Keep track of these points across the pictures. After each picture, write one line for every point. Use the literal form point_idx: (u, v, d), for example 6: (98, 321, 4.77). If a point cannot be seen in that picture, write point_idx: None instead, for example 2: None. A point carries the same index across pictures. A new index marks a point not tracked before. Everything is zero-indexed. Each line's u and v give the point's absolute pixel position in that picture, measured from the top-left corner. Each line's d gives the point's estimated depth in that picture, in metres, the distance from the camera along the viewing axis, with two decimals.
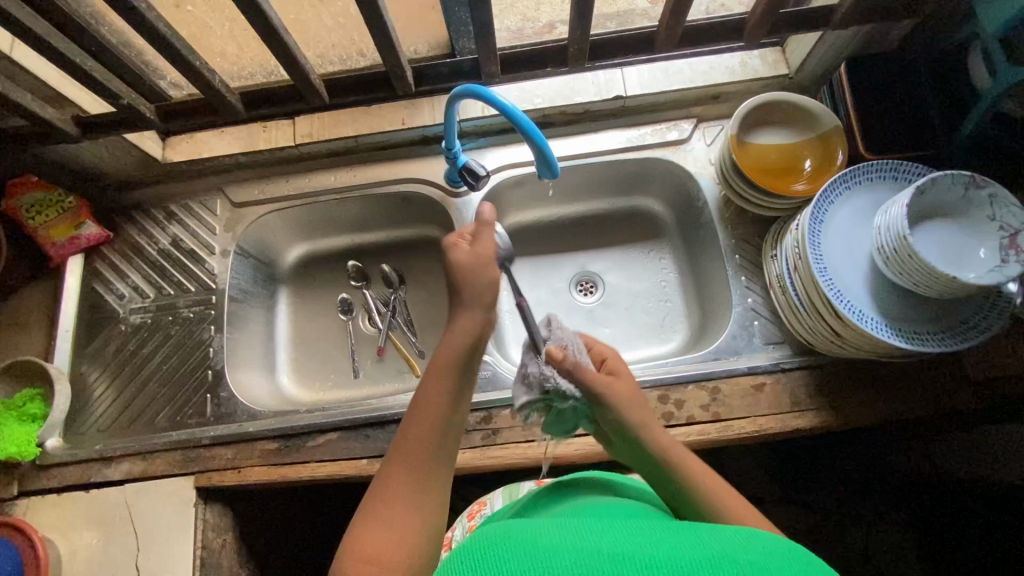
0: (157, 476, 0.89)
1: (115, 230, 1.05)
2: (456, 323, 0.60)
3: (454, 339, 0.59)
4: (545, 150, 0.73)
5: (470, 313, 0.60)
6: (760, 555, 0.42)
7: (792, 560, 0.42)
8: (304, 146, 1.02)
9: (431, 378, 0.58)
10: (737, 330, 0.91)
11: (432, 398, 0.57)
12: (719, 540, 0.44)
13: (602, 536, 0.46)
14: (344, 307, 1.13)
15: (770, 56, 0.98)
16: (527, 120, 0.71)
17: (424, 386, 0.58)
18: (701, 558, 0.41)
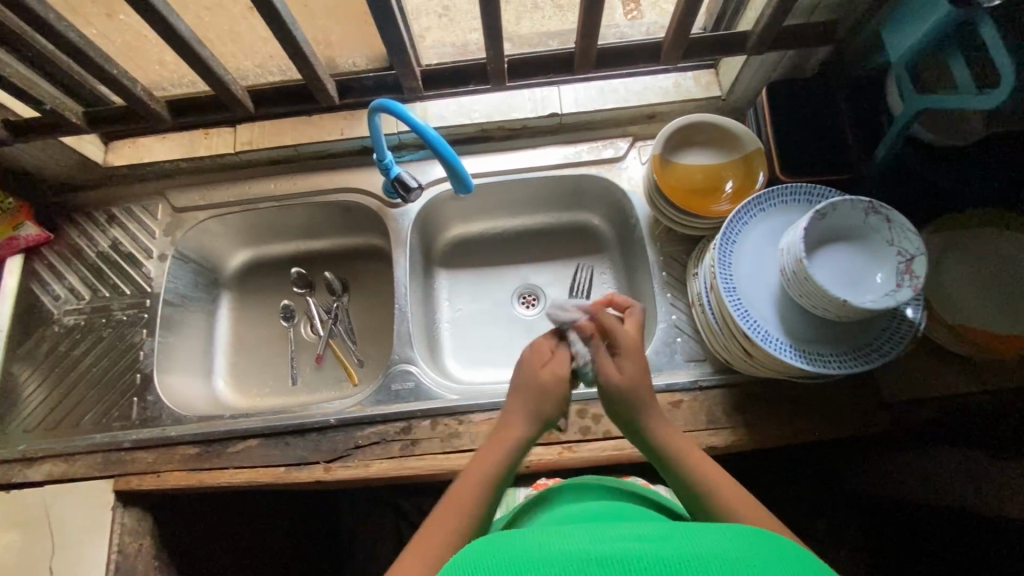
0: (77, 479, 0.89)
1: (55, 231, 1.05)
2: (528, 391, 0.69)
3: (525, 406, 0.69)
4: (457, 167, 0.76)
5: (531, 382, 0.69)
6: (748, 552, 0.42)
7: (779, 554, 0.43)
8: (244, 154, 1.03)
9: (484, 451, 0.66)
10: (661, 346, 0.92)
11: (490, 451, 0.66)
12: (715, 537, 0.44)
13: (596, 535, 0.46)
14: (286, 313, 1.14)
15: (703, 78, 1.00)
16: (437, 137, 0.73)
17: (489, 442, 0.67)
18: (695, 559, 0.41)
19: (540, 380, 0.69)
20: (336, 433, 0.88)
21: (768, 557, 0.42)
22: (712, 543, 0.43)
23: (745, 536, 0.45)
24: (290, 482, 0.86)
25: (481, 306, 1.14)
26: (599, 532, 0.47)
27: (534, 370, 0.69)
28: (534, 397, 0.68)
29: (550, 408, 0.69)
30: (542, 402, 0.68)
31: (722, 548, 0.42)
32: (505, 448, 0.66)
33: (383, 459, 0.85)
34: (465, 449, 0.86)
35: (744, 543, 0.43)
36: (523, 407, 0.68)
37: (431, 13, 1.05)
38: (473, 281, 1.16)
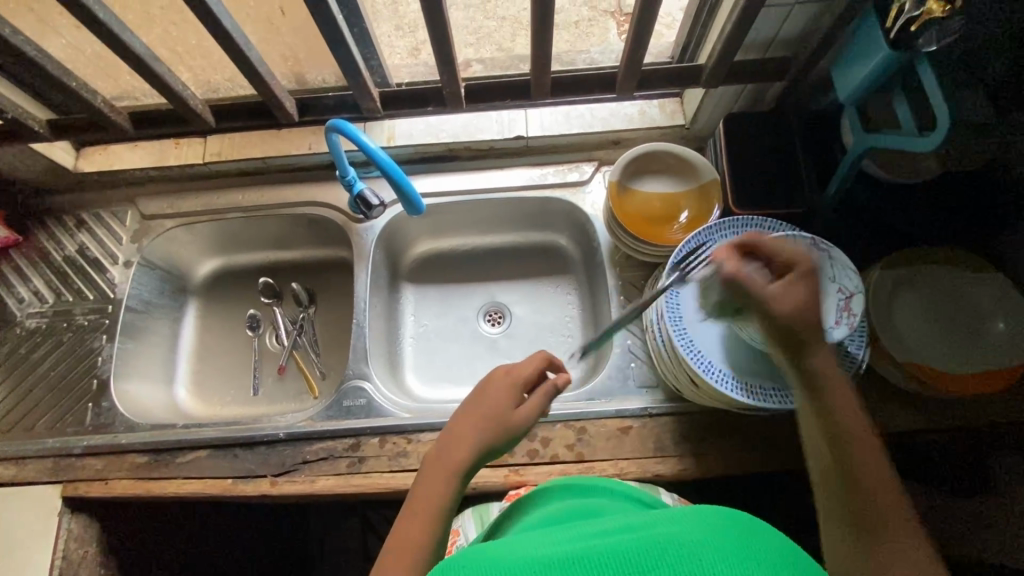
0: (26, 483, 0.90)
1: (25, 234, 1.07)
2: (484, 418, 0.65)
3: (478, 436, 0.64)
4: (407, 191, 0.77)
5: (486, 409, 0.65)
6: (716, 535, 0.41)
7: (740, 536, 0.42)
8: (213, 164, 1.04)
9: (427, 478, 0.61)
10: (614, 371, 0.92)
11: (436, 484, 0.60)
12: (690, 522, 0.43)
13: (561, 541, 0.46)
14: (252, 323, 1.14)
15: (668, 107, 1.01)
16: (387, 160, 0.75)
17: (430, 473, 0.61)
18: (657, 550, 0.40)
19: (503, 417, 0.65)
20: (285, 447, 0.88)
21: (731, 537, 0.41)
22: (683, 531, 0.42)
23: (707, 514, 0.44)
24: (236, 495, 0.86)
25: (446, 322, 1.15)
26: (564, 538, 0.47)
27: (498, 402, 0.66)
28: (493, 431, 0.64)
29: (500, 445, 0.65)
30: (497, 438, 0.64)
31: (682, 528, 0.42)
32: (453, 480, 0.61)
33: (330, 475, 0.86)
34: (412, 468, 0.86)
35: (711, 522, 0.43)
36: (478, 439, 0.63)
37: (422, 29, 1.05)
38: (440, 297, 1.16)
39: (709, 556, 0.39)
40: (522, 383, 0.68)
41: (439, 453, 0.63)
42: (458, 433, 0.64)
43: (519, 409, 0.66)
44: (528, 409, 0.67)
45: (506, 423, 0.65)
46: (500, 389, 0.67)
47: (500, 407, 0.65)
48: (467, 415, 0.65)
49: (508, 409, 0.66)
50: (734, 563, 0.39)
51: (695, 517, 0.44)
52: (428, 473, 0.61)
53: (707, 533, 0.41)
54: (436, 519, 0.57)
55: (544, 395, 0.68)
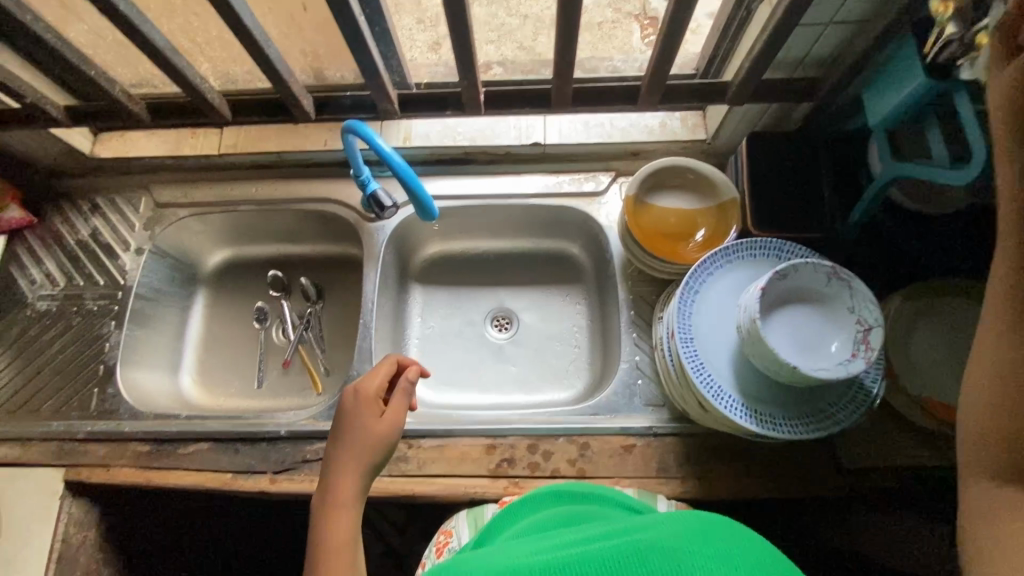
0: (30, 465, 0.90)
1: (41, 215, 1.08)
2: (356, 440, 0.68)
3: (356, 456, 0.67)
4: (421, 197, 0.76)
5: (356, 434, 0.69)
6: (688, 540, 0.47)
7: (713, 537, 0.47)
8: (228, 156, 1.04)
9: (325, 514, 0.64)
10: (620, 388, 0.91)
11: (340, 516, 0.63)
12: (665, 530, 0.49)
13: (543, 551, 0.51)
14: (258, 315, 1.14)
15: (690, 121, 0.99)
16: (403, 165, 0.74)
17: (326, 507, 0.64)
18: (634, 558, 0.46)
19: (372, 432, 0.69)
20: (285, 445, 0.88)
21: (704, 541, 0.47)
22: (658, 537, 0.48)
23: (683, 523, 0.50)
24: (235, 490, 0.86)
25: (452, 326, 1.15)
26: (549, 545, 0.53)
27: (368, 422, 0.69)
28: (372, 448, 0.68)
29: (383, 458, 0.69)
30: (378, 452, 0.69)
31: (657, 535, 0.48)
32: (352, 501, 0.65)
33: None
34: (412, 474, 0.85)
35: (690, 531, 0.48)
36: (357, 465, 0.67)
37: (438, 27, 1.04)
38: (449, 299, 1.16)
39: (686, 560, 0.44)
40: (377, 397, 0.72)
41: (325, 493, 0.65)
42: (336, 469, 0.66)
43: (390, 416, 0.71)
44: (399, 412, 0.72)
45: (381, 433, 0.69)
46: (359, 407, 0.71)
47: (367, 425, 0.69)
48: (339, 450, 0.68)
49: (380, 422, 0.70)
50: (702, 560, 0.44)
51: (671, 525, 0.49)
52: (323, 516, 0.63)
53: (682, 539, 0.46)
54: (352, 548, 0.61)
55: (403, 395, 0.73)
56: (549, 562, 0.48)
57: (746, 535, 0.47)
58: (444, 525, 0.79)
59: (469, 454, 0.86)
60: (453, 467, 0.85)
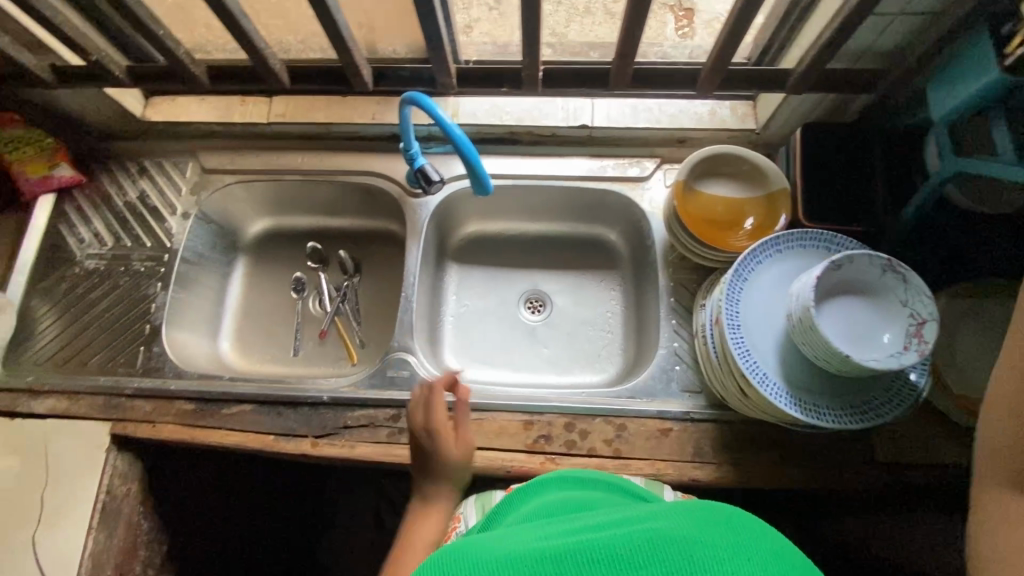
0: (76, 417, 0.93)
1: (89, 176, 1.09)
2: (432, 464, 0.80)
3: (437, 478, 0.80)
4: (478, 171, 0.76)
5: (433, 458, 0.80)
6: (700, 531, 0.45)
7: (727, 532, 0.46)
8: (276, 125, 1.05)
9: (413, 528, 0.77)
10: (657, 372, 0.92)
11: (424, 530, 0.76)
12: (675, 518, 0.47)
13: (552, 537, 0.49)
14: (297, 285, 1.17)
15: (739, 110, 0.99)
16: (463, 137, 0.74)
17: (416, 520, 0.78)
18: (646, 546, 0.44)
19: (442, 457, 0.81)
20: (326, 411, 0.90)
21: (719, 537, 0.45)
22: (671, 526, 0.46)
23: (693, 512, 0.48)
24: (276, 452, 0.89)
25: (486, 305, 1.16)
26: (559, 531, 0.50)
27: (443, 448, 0.81)
28: (447, 471, 0.80)
29: (460, 476, 0.81)
30: (456, 473, 0.81)
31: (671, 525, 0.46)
32: (435, 517, 0.78)
33: (370, 442, 0.88)
34: None
35: (703, 521, 0.46)
36: (437, 485, 0.80)
37: (489, 5, 1.04)
38: (483, 279, 1.18)
39: (701, 554, 0.43)
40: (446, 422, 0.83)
41: (416, 508, 0.79)
42: (421, 489, 0.80)
43: (461, 441, 0.82)
44: (468, 440, 0.83)
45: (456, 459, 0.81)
46: (431, 430, 0.82)
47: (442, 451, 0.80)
48: (421, 474, 0.81)
49: (455, 449, 0.81)
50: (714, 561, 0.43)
51: (683, 514, 0.47)
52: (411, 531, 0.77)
53: (697, 532, 0.45)
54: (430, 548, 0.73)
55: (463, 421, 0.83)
56: (559, 548, 0.45)
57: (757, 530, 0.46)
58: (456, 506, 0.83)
59: (507, 429, 0.88)
60: (491, 441, 0.87)
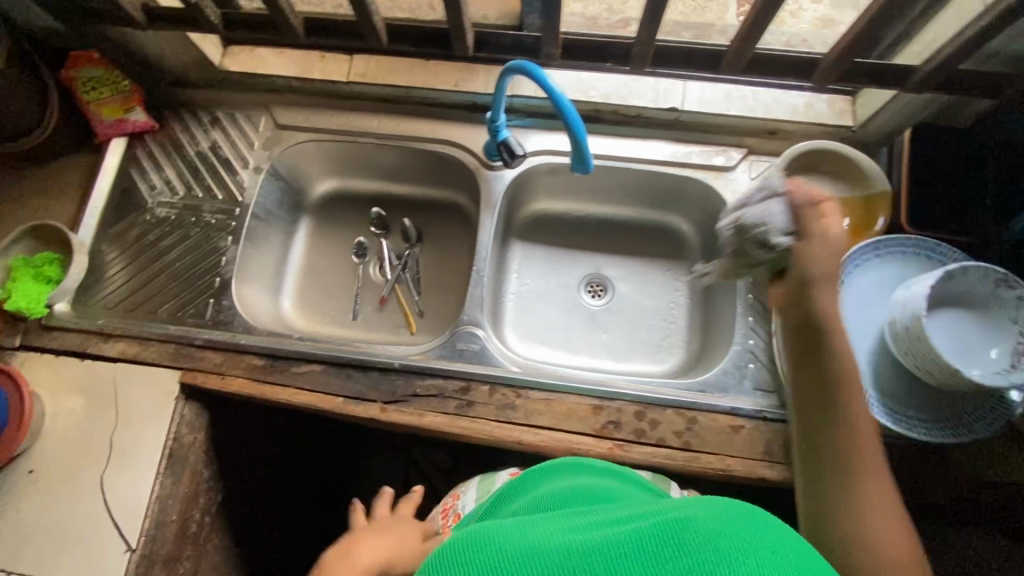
0: (145, 363, 0.93)
1: (161, 122, 1.08)
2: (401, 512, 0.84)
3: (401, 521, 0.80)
4: (583, 149, 0.73)
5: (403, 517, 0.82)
6: (724, 524, 0.40)
7: (749, 521, 0.41)
8: (355, 85, 1.03)
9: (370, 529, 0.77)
10: (730, 367, 0.90)
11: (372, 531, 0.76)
12: (689, 510, 0.42)
13: (564, 528, 0.45)
14: (358, 250, 1.18)
15: (837, 104, 0.96)
16: (572, 110, 0.70)
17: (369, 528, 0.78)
18: (670, 540, 0.39)
19: (397, 528, 0.77)
20: (396, 377, 0.90)
21: (741, 525, 0.40)
22: (696, 520, 0.40)
23: (709, 505, 0.43)
24: (344, 414, 0.89)
25: (547, 285, 1.15)
26: (578, 523, 0.46)
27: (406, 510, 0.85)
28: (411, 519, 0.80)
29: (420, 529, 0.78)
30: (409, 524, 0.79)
31: (696, 515, 0.41)
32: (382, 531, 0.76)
33: (439, 413, 0.88)
34: (518, 423, 0.87)
35: (723, 511, 0.42)
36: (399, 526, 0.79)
37: None
38: (546, 258, 1.16)
39: (728, 544, 0.38)
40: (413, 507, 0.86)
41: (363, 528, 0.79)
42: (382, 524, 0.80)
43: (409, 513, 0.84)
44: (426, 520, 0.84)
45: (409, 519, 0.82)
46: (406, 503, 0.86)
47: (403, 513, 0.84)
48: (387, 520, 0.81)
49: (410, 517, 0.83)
50: (747, 553, 0.38)
51: (701, 506, 0.42)
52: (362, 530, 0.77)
53: (721, 523, 0.40)
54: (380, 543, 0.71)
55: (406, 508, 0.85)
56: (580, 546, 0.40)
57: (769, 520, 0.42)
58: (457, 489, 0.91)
59: (576, 412, 0.87)
60: (559, 422, 0.86)
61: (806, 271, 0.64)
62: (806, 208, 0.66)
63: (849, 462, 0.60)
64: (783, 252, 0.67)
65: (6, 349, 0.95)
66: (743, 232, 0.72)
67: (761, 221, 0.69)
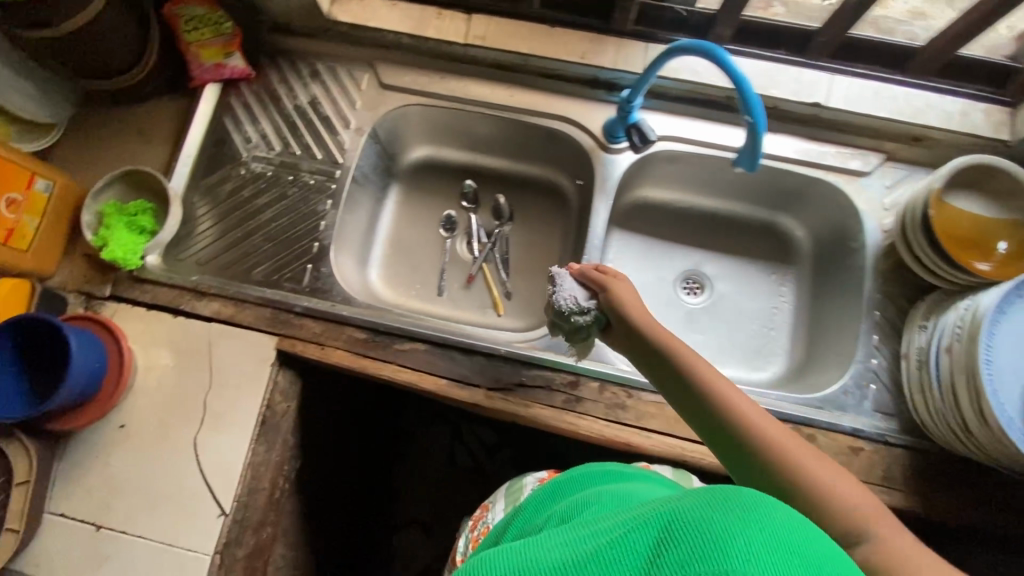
0: (242, 326, 0.90)
1: (258, 70, 1.01)
2: None
3: None
4: (757, 142, 0.67)
5: None
6: (718, 514, 0.33)
7: (749, 506, 0.34)
8: (472, 48, 0.95)
9: None
10: (851, 386, 0.87)
11: None
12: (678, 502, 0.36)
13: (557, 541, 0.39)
14: (446, 223, 1.13)
15: (994, 116, 0.89)
16: (757, 100, 0.64)
17: None
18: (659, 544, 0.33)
19: None
20: (502, 364, 0.87)
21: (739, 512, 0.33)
22: (686, 515, 0.34)
23: (707, 492, 0.36)
24: (446, 398, 0.86)
25: (644, 279, 1.11)
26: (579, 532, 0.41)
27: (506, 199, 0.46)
28: None
29: None
30: None
31: (687, 499, 0.35)
32: None
33: (545, 406, 0.85)
34: (628, 424, 0.84)
35: (719, 495, 0.35)
36: None
37: None
38: (644, 249, 1.12)
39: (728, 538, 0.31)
40: None
41: None
42: None
43: None
44: None
45: None
46: None
47: None
48: None
49: None
50: (741, 545, 0.31)
51: (696, 494, 0.36)
52: None
53: (715, 512, 0.33)
54: None
55: None
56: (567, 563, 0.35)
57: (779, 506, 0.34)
58: (486, 501, 0.90)
59: None
60: (672, 426, 0.83)
61: (626, 320, 0.69)
62: (591, 279, 0.74)
63: (802, 479, 0.53)
64: (598, 314, 0.73)
65: (96, 299, 0.91)
66: (551, 315, 0.76)
67: (563, 302, 0.74)
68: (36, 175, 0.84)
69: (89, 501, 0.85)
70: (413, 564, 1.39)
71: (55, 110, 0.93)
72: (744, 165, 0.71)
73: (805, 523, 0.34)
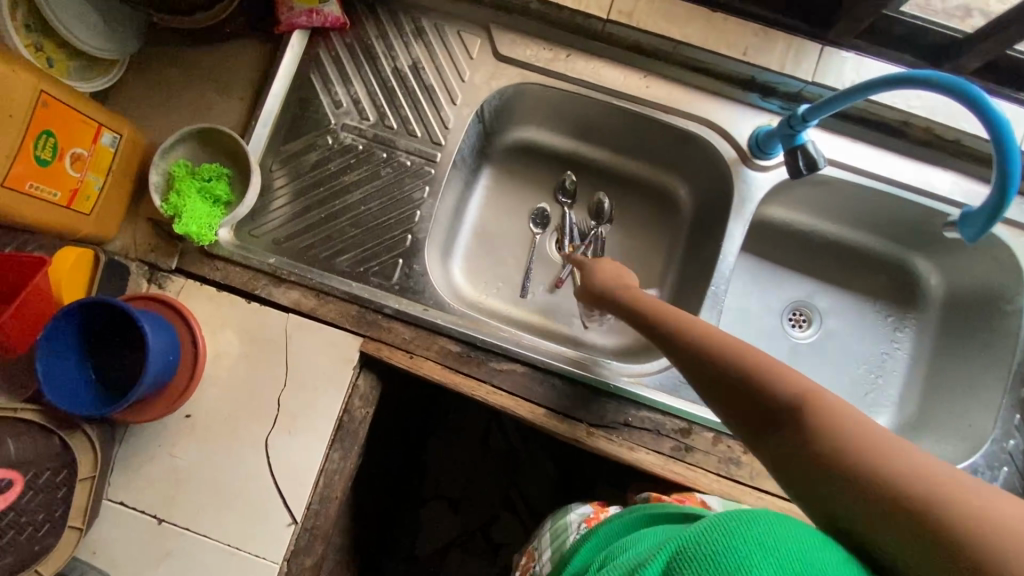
0: (324, 321, 0.81)
1: (354, 20, 0.87)
2: None
3: None
4: (1000, 199, 0.56)
5: None
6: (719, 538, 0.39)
7: (752, 528, 0.39)
8: (613, 26, 0.81)
9: None
10: (982, 466, 0.80)
11: None
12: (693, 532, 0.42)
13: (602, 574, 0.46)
14: (539, 218, 1.01)
15: None
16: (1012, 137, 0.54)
17: None
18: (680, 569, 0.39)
19: None
20: (608, 400, 0.79)
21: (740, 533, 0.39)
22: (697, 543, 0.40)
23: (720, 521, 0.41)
24: (543, 429, 0.79)
25: (749, 305, 1.01)
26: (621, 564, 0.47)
27: None
28: None
29: None
30: None
31: (698, 530, 0.41)
32: None
33: (650, 451, 0.77)
34: (741, 481, 0.77)
35: (729, 524, 0.40)
36: None
37: None
38: (751, 273, 1.02)
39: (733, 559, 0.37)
40: None
41: None
42: None
43: None
44: None
45: None
46: None
47: None
48: None
49: None
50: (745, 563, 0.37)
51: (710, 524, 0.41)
52: None
53: (721, 539, 0.39)
54: None
55: None
56: None
57: (781, 525, 0.39)
58: (530, 549, 0.85)
59: None
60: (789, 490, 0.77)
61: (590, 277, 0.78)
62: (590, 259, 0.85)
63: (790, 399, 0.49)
64: None
65: (160, 272, 0.81)
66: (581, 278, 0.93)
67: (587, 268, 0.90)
68: (102, 128, 0.72)
69: (151, 493, 0.78)
70: (440, 538, 1.24)
71: (121, 44, 0.79)
72: (983, 219, 0.58)
73: (809, 539, 0.39)
